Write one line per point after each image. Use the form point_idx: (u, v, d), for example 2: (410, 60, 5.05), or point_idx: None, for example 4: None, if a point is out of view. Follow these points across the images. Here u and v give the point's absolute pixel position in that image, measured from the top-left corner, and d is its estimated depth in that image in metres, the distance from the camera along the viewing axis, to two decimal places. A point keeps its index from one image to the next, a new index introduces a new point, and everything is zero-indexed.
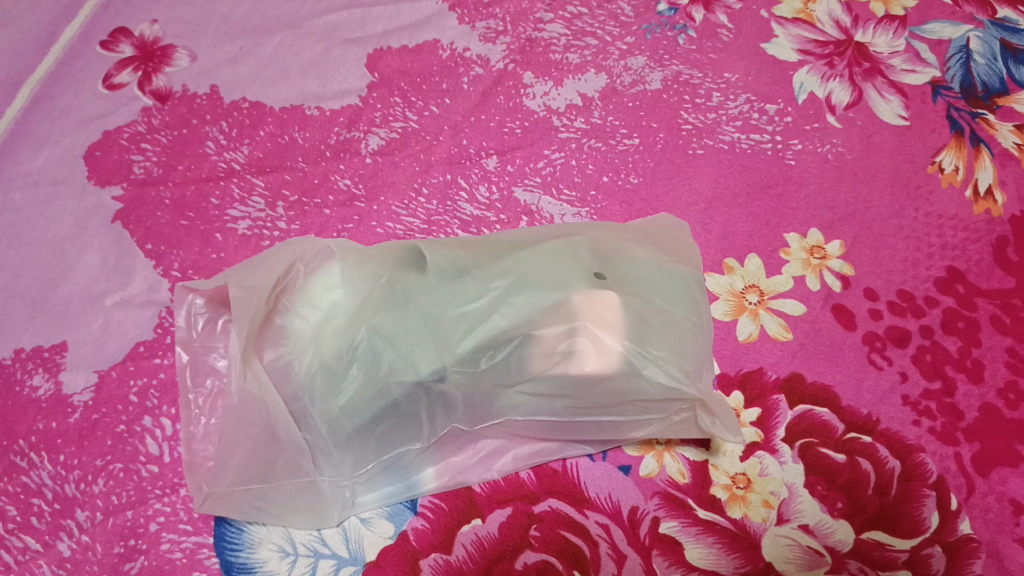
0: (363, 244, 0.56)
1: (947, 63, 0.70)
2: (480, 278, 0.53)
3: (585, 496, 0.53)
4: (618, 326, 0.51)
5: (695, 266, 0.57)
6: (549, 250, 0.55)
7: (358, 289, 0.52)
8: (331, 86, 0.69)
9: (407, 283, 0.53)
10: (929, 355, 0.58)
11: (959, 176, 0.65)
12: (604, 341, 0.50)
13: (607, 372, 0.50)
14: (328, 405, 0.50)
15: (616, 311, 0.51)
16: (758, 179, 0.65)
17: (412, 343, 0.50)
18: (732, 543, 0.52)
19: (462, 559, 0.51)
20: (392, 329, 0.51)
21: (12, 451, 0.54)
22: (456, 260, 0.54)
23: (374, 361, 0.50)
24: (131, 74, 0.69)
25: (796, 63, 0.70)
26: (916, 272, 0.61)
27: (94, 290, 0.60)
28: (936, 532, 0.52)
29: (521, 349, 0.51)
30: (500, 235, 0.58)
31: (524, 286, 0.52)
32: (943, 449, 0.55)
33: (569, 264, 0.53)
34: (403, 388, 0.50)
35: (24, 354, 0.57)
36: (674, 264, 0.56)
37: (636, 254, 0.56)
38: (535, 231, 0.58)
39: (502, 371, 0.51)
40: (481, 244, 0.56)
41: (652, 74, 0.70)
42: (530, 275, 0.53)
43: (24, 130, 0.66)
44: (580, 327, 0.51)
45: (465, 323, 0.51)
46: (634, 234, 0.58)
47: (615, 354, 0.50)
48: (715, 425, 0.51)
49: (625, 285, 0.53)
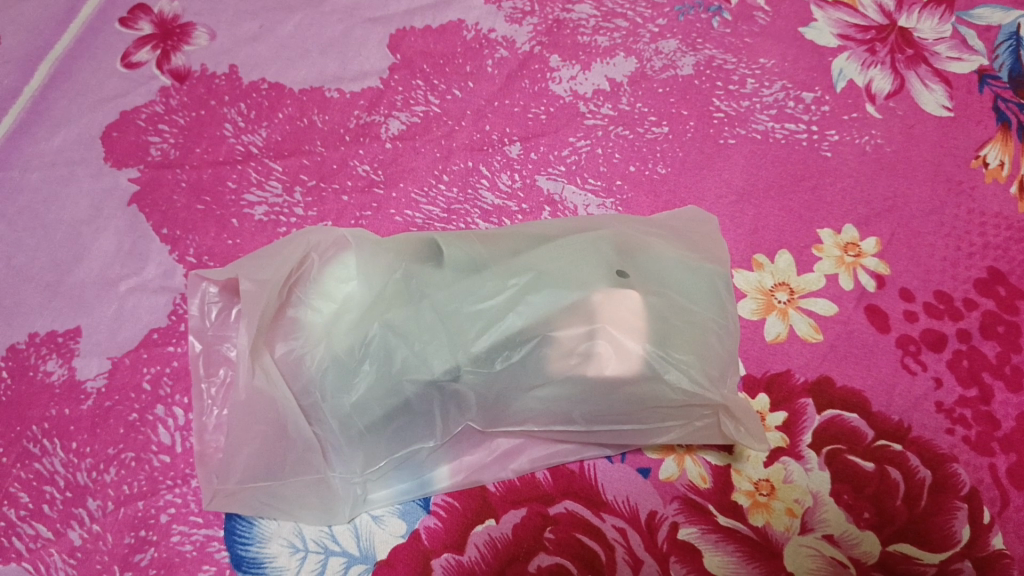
0: (380, 235, 0.54)
1: (995, 51, 0.67)
2: (497, 274, 0.51)
3: (603, 498, 0.52)
4: (640, 328, 0.49)
5: (724, 263, 0.55)
6: (570, 245, 0.53)
7: (372, 282, 0.51)
8: (352, 67, 0.67)
9: (422, 278, 0.51)
10: (966, 361, 0.55)
11: (1004, 171, 0.62)
12: (624, 344, 0.49)
13: (627, 376, 0.49)
14: (340, 401, 0.49)
15: (638, 311, 0.49)
16: (792, 171, 0.63)
17: (426, 340, 0.49)
18: (753, 552, 0.51)
19: (475, 559, 0.50)
20: (406, 325, 0.49)
21: (24, 437, 0.54)
22: (474, 254, 0.53)
23: (386, 358, 0.49)
24: (150, 53, 0.67)
25: (835, 48, 0.67)
26: (955, 272, 0.58)
27: (109, 275, 0.59)
28: (966, 547, 0.50)
29: (539, 349, 0.49)
30: (520, 227, 0.56)
31: (544, 282, 0.50)
32: (977, 460, 0.53)
33: (591, 261, 0.52)
34: (416, 386, 0.49)
35: (38, 338, 0.57)
36: (700, 260, 0.54)
37: (661, 250, 0.54)
38: (557, 224, 0.56)
39: (519, 372, 0.49)
40: (501, 236, 0.54)
41: (684, 58, 0.67)
42: (550, 272, 0.51)
43: (41, 108, 0.65)
44: (600, 329, 0.49)
45: (481, 321, 0.49)
46: (659, 229, 0.56)
47: (636, 358, 0.49)
48: (740, 432, 0.50)
49: (649, 283, 0.51)
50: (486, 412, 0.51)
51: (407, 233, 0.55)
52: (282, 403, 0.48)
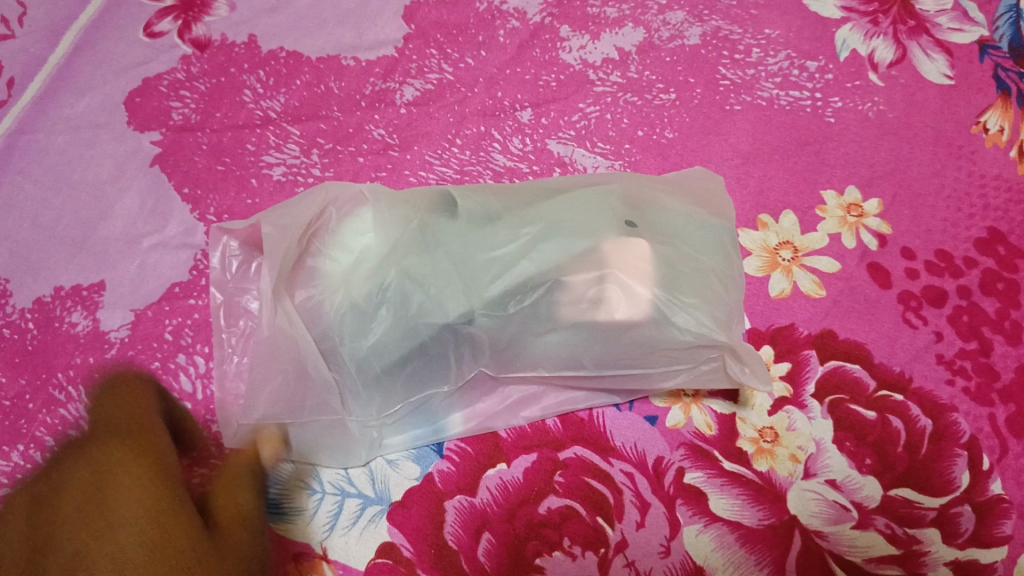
0: (397, 189, 0.56)
1: (996, 22, 0.68)
2: (510, 224, 0.53)
3: (611, 444, 0.54)
4: (648, 274, 0.51)
5: (730, 220, 0.56)
6: (581, 198, 0.55)
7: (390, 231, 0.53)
8: (368, 36, 0.69)
9: (437, 228, 0.53)
10: (966, 316, 0.57)
11: (1004, 136, 0.64)
12: (632, 289, 0.50)
13: (636, 320, 0.50)
14: (359, 344, 0.51)
15: (646, 259, 0.51)
16: (796, 136, 0.64)
17: (441, 285, 0.51)
18: (758, 496, 0.52)
19: (487, 501, 0.52)
20: (424, 272, 0.51)
21: (51, 384, 0.55)
22: (488, 205, 0.54)
23: (402, 303, 0.51)
24: (171, 23, 0.69)
25: (839, 20, 0.69)
26: (956, 232, 0.60)
27: (132, 232, 0.61)
28: (966, 492, 0.52)
29: (550, 295, 0.51)
30: (534, 182, 0.58)
31: (555, 231, 0.52)
32: (977, 409, 0.54)
33: (600, 212, 0.53)
34: (432, 329, 0.51)
35: (64, 292, 0.59)
36: (707, 214, 0.56)
37: (669, 204, 0.56)
38: (567, 180, 0.58)
39: (531, 315, 0.51)
40: (513, 192, 0.56)
41: (691, 29, 0.69)
42: (560, 223, 0.53)
43: (67, 75, 0.67)
44: (610, 275, 0.51)
45: (494, 268, 0.51)
46: (667, 186, 0.58)
47: (644, 301, 0.50)
48: (745, 374, 0.51)
49: (656, 234, 0.53)
50: (498, 356, 0.53)
51: (423, 188, 0.56)
52: (301, 340, 0.49)
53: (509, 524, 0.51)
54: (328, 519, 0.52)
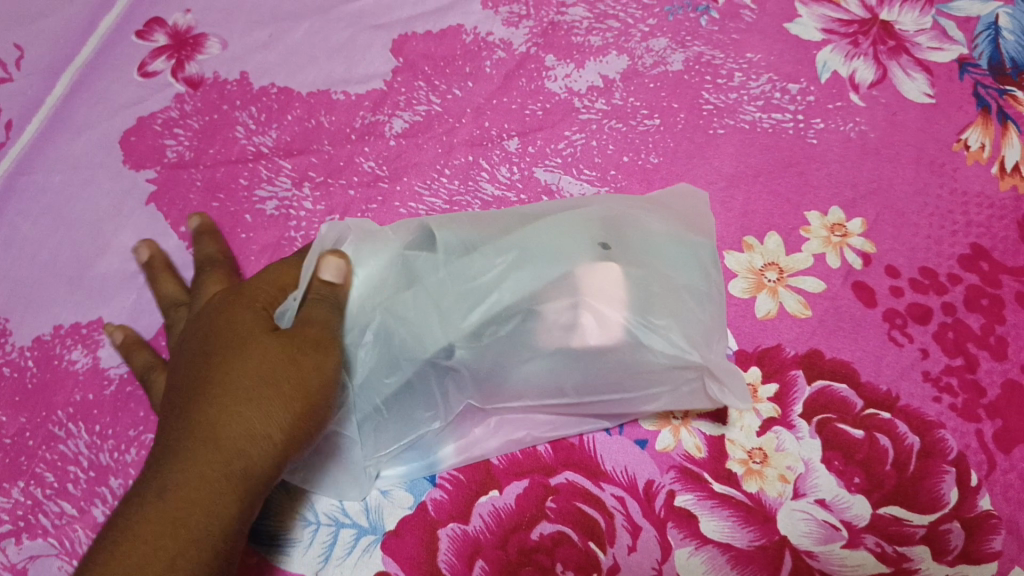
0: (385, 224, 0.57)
1: (975, 40, 0.69)
2: (487, 253, 0.54)
3: (601, 469, 0.54)
4: (622, 299, 0.52)
5: (710, 236, 0.57)
6: (557, 221, 0.55)
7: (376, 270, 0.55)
8: (357, 70, 0.70)
9: (419, 262, 0.54)
10: (951, 332, 0.57)
11: (985, 153, 0.64)
12: (605, 315, 0.52)
13: (610, 345, 0.52)
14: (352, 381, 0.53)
15: (616, 284, 0.52)
16: (780, 158, 0.65)
17: (420, 320, 0.53)
18: (748, 517, 0.52)
19: (480, 528, 0.53)
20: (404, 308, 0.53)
21: (50, 421, 0.57)
22: (468, 235, 0.55)
23: (385, 338, 0.52)
24: (165, 62, 0.71)
25: (820, 42, 0.70)
26: (939, 249, 0.61)
27: (129, 269, 0.63)
28: (954, 508, 0.52)
29: (525, 324, 0.52)
30: (518, 208, 0.59)
31: (529, 259, 0.53)
32: (964, 426, 0.54)
33: (578, 236, 0.54)
34: (414, 364, 0.53)
35: (63, 330, 0.60)
36: (687, 233, 0.56)
37: (650, 225, 0.56)
38: (551, 205, 0.58)
39: (506, 343, 0.53)
40: (493, 219, 0.57)
41: (674, 55, 0.70)
42: (533, 250, 0.54)
43: (63, 116, 0.69)
44: (583, 301, 0.52)
45: (471, 300, 0.53)
46: (652, 205, 0.58)
47: (617, 327, 0.52)
48: (724, 393, 0.51)
49: (631, 254, 0.54)
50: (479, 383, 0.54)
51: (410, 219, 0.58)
52: None
53: (502, 550, 0.52)
54: (323, 550, 0.53)
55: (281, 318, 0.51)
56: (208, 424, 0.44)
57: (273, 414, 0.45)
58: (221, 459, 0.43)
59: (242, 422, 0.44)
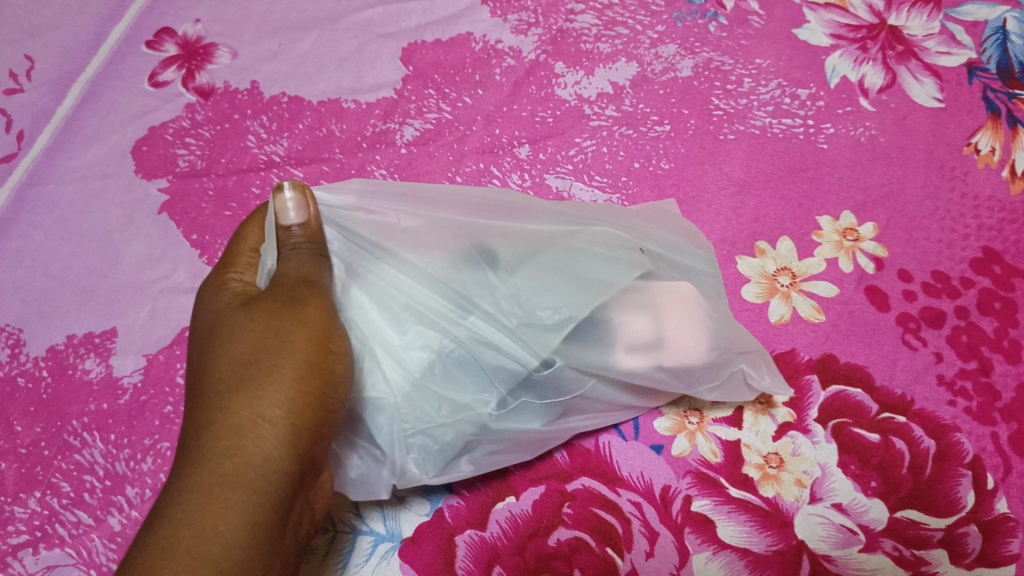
0: (373, 210, 0.51)
1: (983, 45, 0.69)
2: (554, 261, 0.52)
3: (617, 474, 0.54)
4: (695, 310, 0.53)
5: (707, 246, 0.60)
6: (598, 229, 0.54)
7: (426, 281, 0.50)
8: (367, 79, 0.70)
9: (475, 274, 0.50)
10: (965, 336, 0.58)
11: (995, 156, 0.64)
12: (680, 325, 0.52)
13: (690, 355, 0.52)
14: (420, 407, 0.49)
15: (693, 301, 0.53)
16: (790, 163, 0.65)
17: (510, 333, 0.50)
18: (765, 522, 0.52)
19: (497, 535, 0.53)
20: (490, 326, 0.49)
21: (65, 431, 0.57)
22: (515, 238, 0.52)
23: (467, 353, 0.49)
24: (175, 72, 0.71)
25: (828, 47, 0.70)
26: (951, 253, 0.61)
27: (142, 278, 0.63)
28: (971, 511, 0.52)
29: (609, 337, 0.52)
30: (509, 194, 0.56)
31: (598, 268, 0.52)
32: (979, 429, 0.54)
33: (620, 241, 0.54)
34: (509, 384, 0.50)
35: (76, 340, 0.60)
36: (689, 243, 0.59)
37: (656, 230, 0.58)
38: (540, 197, 0.57)
39: (601, 361, 0.51)
40: (505, 215, 0.54)
41: (683, 61, 0.70)
42: (595, 259, 0.53)
43: (75, 126, 0.69)
44: (659, 312, 0.52)
45: (558, 313, 0.50)
46: (642, 213, 0.60)
47: (694, 335, 0.52)
48: (771, 385, 0.53)
49: (664, 265, 0.56)
50: (559, 405, 0.52)
51: (390, 200, 0.52)
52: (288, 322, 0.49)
53: (519, 557, 0.52)
54: (341, 557, 0.53)
55: (269, 278, 0.49)
56: (205, 428, 0.41)
57: (264, 387, 0.42)
58: (221, 454, 0.40)
59: (237, 408, 0.42)
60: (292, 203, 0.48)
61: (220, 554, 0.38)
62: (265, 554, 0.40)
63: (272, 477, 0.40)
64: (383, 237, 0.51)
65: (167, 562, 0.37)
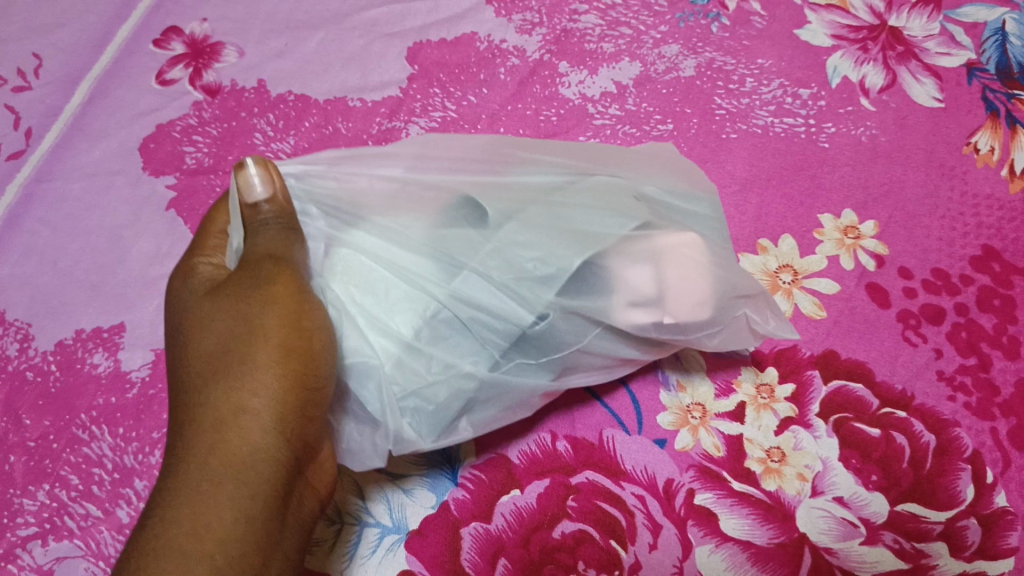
0: (341, 175, 0.49)
1: (982, 46, 0.70)
2: (539, 215, 0.49)
3: (621, 468, 0.55)
4: (698, 258, 0.50)
5: (709, 188, 0.56)
6: (587, 178, 0.51)
7: (407, 240, 0.47)
8: (373, 78, 0.71)
9: (460, 233, 0.48)
10: (964, 332, 0.58)
11: (994, 156, 0.65)
12: (683, 275, 0.50)
13: (693, 307, 0.50)
14: (408, 371, 0.46)
15: (698, 249, 0.50)
16: (792, 162, 0.66)
17: (501, 291, 0.48)
18: (767, 515, 0.53)
19: (502, 527, 0.53)
20: (478, 283, 0.47)
21: (74, 424, 0.58)
22: (499, 195, 0.50)
23: (456, 311, 0.47)
24: (182, 70, 0.71)
25: (829, 48, 0.71)
26: (951, 251, 0.61)
27: (150, 273, 0.63)
28: (971, 505, 0.53)
29: (606, 289, 0.49)
30: (489, 147, 0.53)
31: (587, 220, 0.50)
32: (979, 424, 0.55)
33: (611, 191, 0.51)
34: (504, 342, 0.48)
35: (84, 334, 0.61)
36: (690, 187, 0.55)
37: (650, 175, 0.54)
38: (521, 146, 0.55)
39: (598, 313, 0.49)
40: (483, 170, 0.51)
41: (685, 61, 0.71)
42: (586, 211, 0.50)
43: (82, 123, 0.69)
44: (660, 261, 0.50)
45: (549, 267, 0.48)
46: (637, 158, 0.57)
47: (697, 284, 0.50)
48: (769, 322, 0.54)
49: (663, 210, 0.53)
50: (559, 361, 0.50)
51: (360, 164, 0.50)
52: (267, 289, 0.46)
53: (524, 549, 0.53)
54: (347, 549, 0.53)
55: (238, 258, 0.46)
56: (185, 423, 0.39)
57: (242, 373, 0.39)
58: (207, 447, 0.37)
59: (218, 398, 0.38)
60: (256, 179, 0.44)
61: (213, 550, 0.36)
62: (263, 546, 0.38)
63: (262, 468, 0.38)
64: (357, 200, 0.48)
65: (156, 565, 0.34)
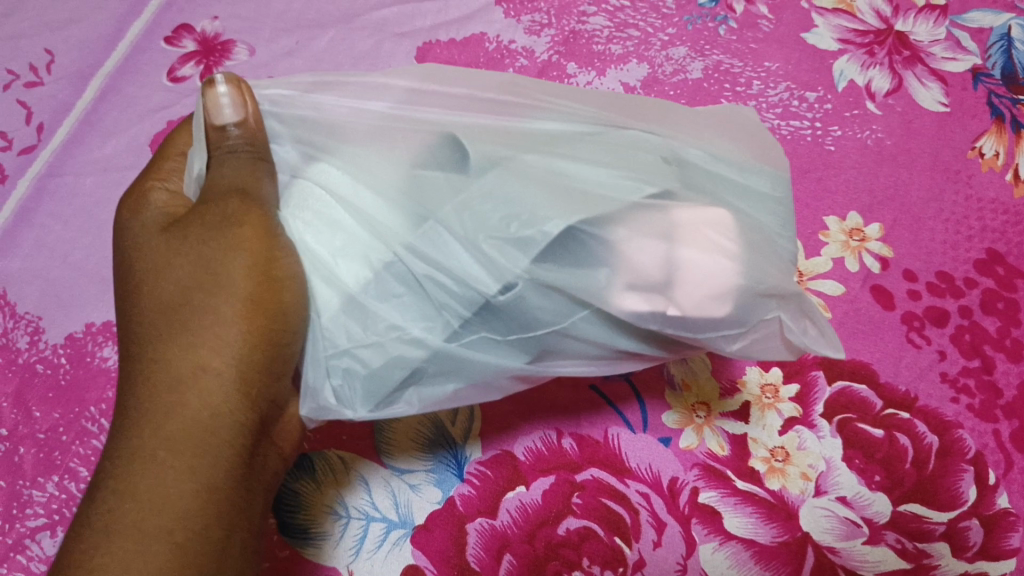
0: (324, 106, 0.46)
1: (988, 51, 0.70)
2: (536, 162, 0.44)
3: (626, 466, 0.55)
4: (724, 240, 0.44)
5: (779, 163, 0.49)
6: (618, 132, 0.47)
7: (374, 178, 0.44)
8: None
9: (435, 177, 0.44)
10: (968, 335, 0.59)
11: (999, 160, 0.66)
12: (700, 253, 0.43)
13: (713, 288, 0.43)
14: (350, 329, 0.43)
15: (726, 229, 0.44)
16: (798, 164, 0.66)
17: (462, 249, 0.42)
18: (771, 513, 0.53)
19: (507, 523, 0.54)
20: (444, 239, 0.43)
21: (83, 417, 0.58)
22: (497, 136, 0.45)
23: (407, 267, 0.43)
24: (193, 68, 0.72)
25: (836, 52, 0.71)
26: (955, 254, 0.62)
27: None
28: (973, 506, 0.53)
29: (603, 261, 0.43)
30: (517, 86, 0.50)
31: (591, 178, 0.44)
32: (981, 426, 0.56)
33: (636, 152, 0.46)
34: (464, 309, 0.43)
35: (94, 328, 0.61)
36: (754, 161, 0.48)
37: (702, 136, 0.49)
38: (558, 92, 0.51)
39: (588, 291, 0.43)
40: (493, 111, 0.47)
41: (693, 64, 0.71)
42: (593, 166, 0.44)
43: (93, 119, 0.70)
44: (676, 237, 0.43)
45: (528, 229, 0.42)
46: (698, 119, 0.51)
47: (716, 262, 0.43)
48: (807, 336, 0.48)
49: (704, 180, 0.46)
50: (535, 342, 0.45)
51: (349, 96, 0.47)
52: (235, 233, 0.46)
53: (529, 545, 0.53)
54: (353, 544, 0.54)
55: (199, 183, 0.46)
56: (145, 378, 0.42)
57: (206, 330, 0.42)
58: (162, 410, 0.41)
59: (176, 356, 0.42)
60: (227, 98, 0.45)
61: (176, 516, 0.40)
62: (227, 510, 0.42)
63: (222, 430, 0.41)
64: (334, 136, 0.45)
65: (120, 526, 0.39)
